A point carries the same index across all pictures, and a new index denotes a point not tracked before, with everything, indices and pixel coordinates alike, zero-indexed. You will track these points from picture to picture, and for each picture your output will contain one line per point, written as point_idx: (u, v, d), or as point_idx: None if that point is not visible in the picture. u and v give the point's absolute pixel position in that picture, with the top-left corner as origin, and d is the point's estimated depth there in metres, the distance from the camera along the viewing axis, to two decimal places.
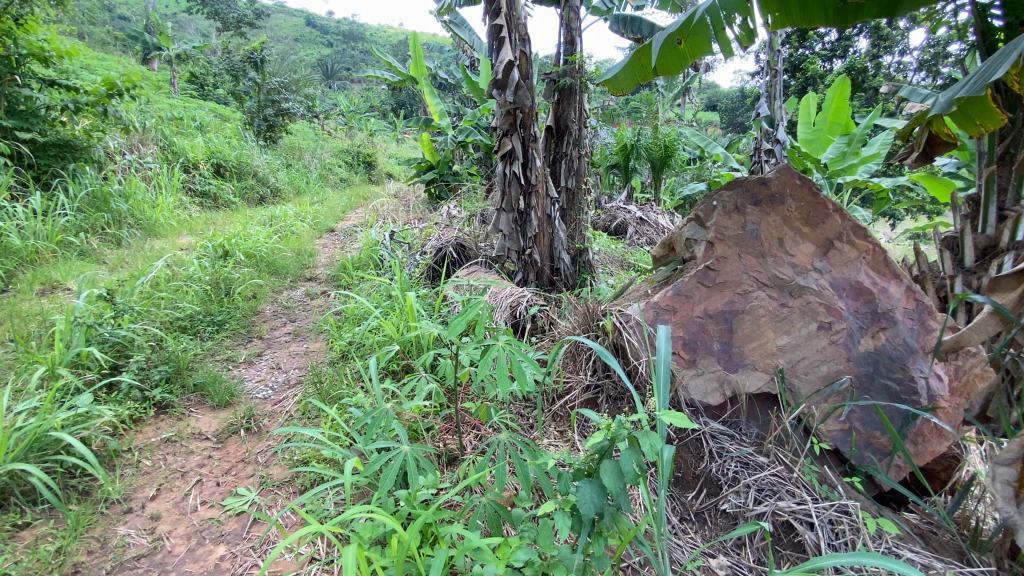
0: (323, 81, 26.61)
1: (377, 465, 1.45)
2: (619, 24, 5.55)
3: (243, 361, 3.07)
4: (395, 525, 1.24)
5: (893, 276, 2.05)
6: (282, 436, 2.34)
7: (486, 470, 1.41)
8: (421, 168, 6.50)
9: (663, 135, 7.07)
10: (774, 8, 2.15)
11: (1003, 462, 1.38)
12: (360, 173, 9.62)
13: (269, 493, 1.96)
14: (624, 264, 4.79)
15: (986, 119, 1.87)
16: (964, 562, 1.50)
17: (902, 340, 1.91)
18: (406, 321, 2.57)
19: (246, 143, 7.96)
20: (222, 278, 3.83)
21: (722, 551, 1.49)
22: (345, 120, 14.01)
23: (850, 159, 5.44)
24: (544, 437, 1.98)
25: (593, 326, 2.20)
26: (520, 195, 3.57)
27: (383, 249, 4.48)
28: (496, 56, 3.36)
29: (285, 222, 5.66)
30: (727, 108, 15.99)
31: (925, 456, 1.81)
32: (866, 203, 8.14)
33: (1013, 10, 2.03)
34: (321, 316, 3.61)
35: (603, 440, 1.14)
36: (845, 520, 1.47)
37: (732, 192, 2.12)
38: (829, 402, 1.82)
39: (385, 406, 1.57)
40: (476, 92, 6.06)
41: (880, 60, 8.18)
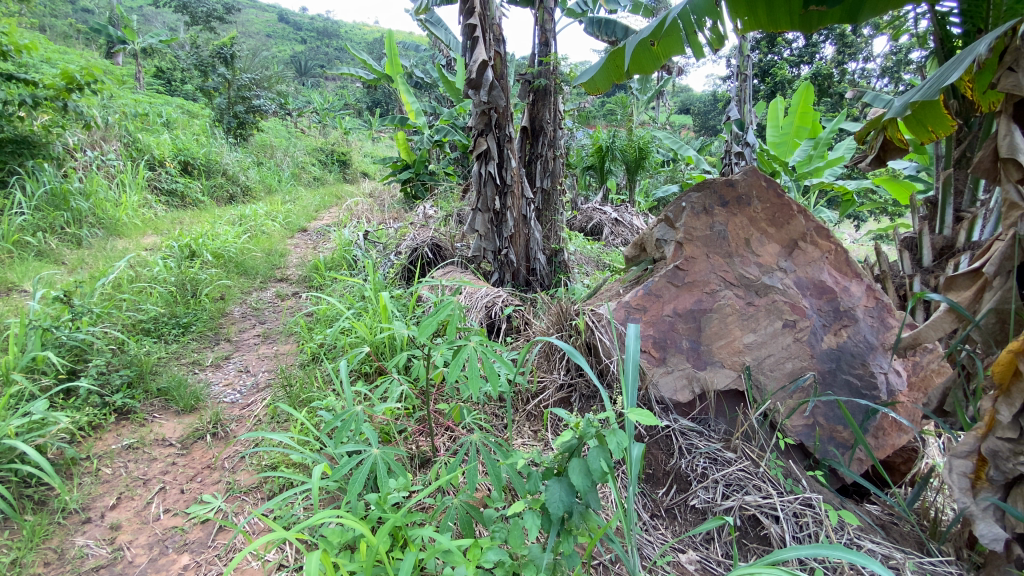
0: (295, 78, 26.11)
1: (346, 468, 1.42)
2: (593, 27, 5.60)
3: (210, 364, 2.98)
4: (363, 530, 1.22)
5: (855, 275, 2.11)
6: (249, 441, 2.28)
7: (458, 471, 1.40)
8: (396, 167, 6.44)
9: (637, 137, 7.18)
10: (742, 13, 2.18)
11: (959, 454, 1.44)
12: (334, 172, 9.48)
13: (236, 500, 1.90)
14: (600, 264, 4.84)
15: (938, 125, 1.99)
16: (923, 553, 1.56)
17: (863, 337, 1.98)
18: (379, 322, 2.54)
19: (215, 141, 7.74)
20: (189, 278, 3.72)
21: (691, 546, 1.52)
22: (319, 119, 13.80)
23: (816, 162, 5.50)
24: (517, 438, 1.97)
25: (567, 326, 2.20)
26: (496, 195, 3.57)
27: (357, 249, 4.42)
28: (470, 55, 3.34)
29: (256, 222, 5.51)
30: (701, 112, 16.29)
31: (885, 449, 1.87)
32: (831, 204, 8.41)
33: (969, 17, 2.09)
34: (291, 317, 3.54)
35: (571, 439, 1.14)
36: (808, 512, 1.52)
37: (701, 193, 2.16)
38: (794, 398, 1.88)
39: (355, 407, 1.55)
40: (452, 91, 6.04)
41: (845, 66, 8.48)
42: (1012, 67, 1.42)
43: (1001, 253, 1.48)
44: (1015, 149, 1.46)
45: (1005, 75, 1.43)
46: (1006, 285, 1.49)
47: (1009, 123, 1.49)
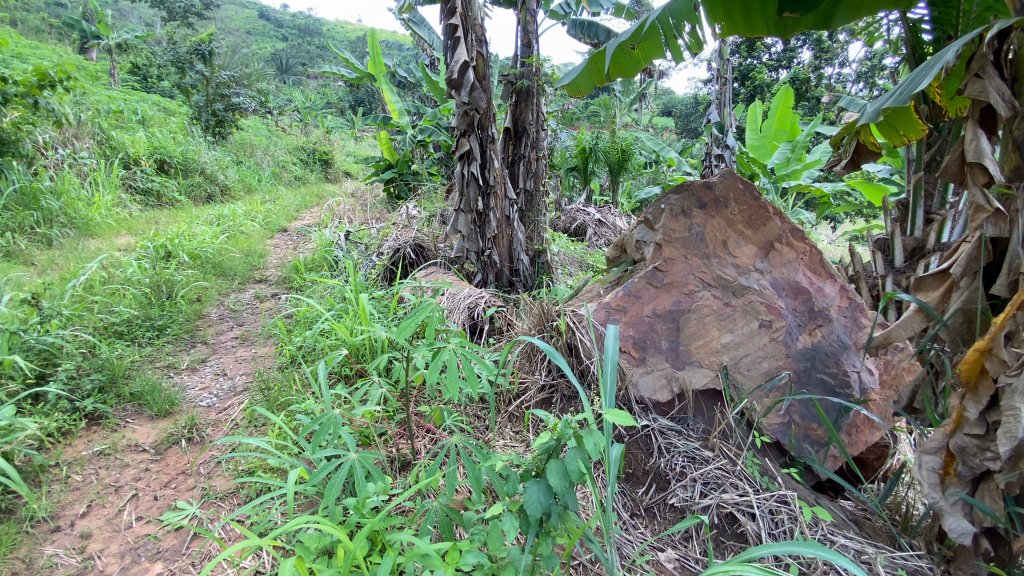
0: (275, 76, 25.73)
1: (323, 473, 1.40)
2: (576, 29, 5.67)
3: (185, 367, 2.92)
4: (340, 535, 1.20)
5: (829, 276, 2.16)
6: (226, 445, 2.23)
7: (437, 473, 1.39)
8: (379, 167, 6.39)
9: (620, 139, 7.23)
10: (720, 18, 2.21)
11: (929, 450, 1.48)
12: (316, 171, 9.36)
13: (211, 506, 1.86)
14: (583, 265, 4.87)
15: (910, 130, 2.05)
16: (895, 547, 1.60)
17: (837, 336, 2.02)
18: (359, 324, 2.52)
19: (193, 139, 7.59)
20: (165, 280, 3.64)
21: (670, 544, 1.53)
22: (301, 117, 13.63)
23: (794, 165, 5.61)
24: (499, 439, 1.97)
25: (548, 327, 2.21)
26: (478, 196, 3.56)
27: (338, 250, 4.37)
28: (451, 55, 3.32)
29: (234, 221, 5.41)
30: (682, 114, 16.47)
31: (858, 446, 1.92)
32: (809, 206, 8.58)
33: (940, 24, 2.14)
34: (270, 320, 3.48)
35: (550, 440, 1.15)
36: (783, 509, 1.55)
37: (679, 196, 2.18)
38: (770, 396, 1.91)
39: (334, 411, 1.53)
40: (435, 91, 6.01)
41: (822, 71, 8.67)
42: (978, 73, 1.45)
43: (968, 254, 1.53)
44: (981, 153, 1.49)
45: (971, 81, 1.46)
46: (972, 285, 1.54)
47: (976, 128, 1.53)
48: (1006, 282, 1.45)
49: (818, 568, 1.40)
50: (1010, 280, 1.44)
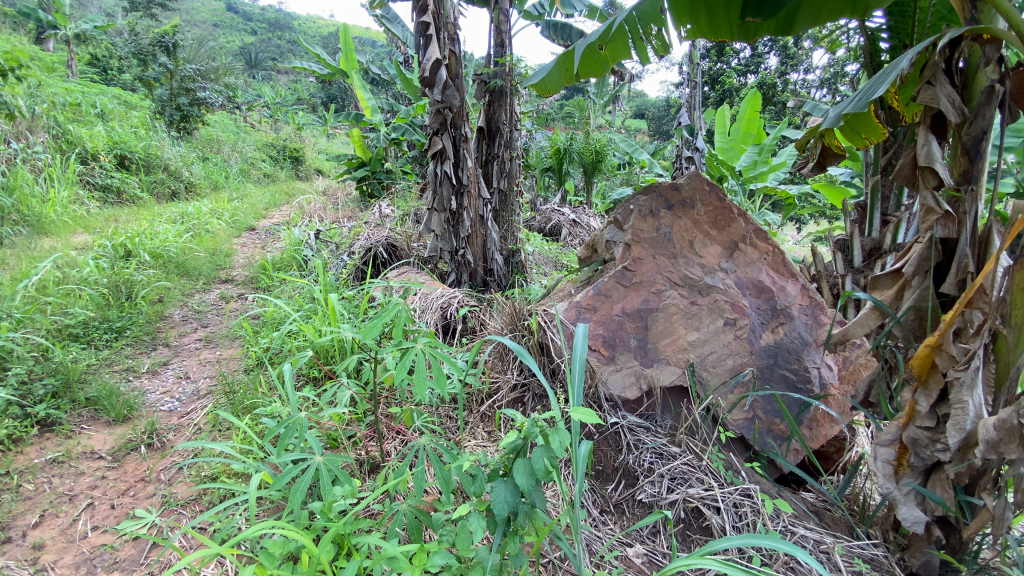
0: (244, 70, 25.07)
1: (287, 477, 1.37)
2: (550, 30, 5.69)
3: (145, 370, 2.81)
4: (305, 540, 1.18)
5: (791, 276, 2.22)
6: (188, 451, 2.16)
7: (405, 476, 1.37)
8: (351, 165, 6.29)
9: (594, 140, 7.30)
10: (686, 20, 2.25)
11: (883, 442, 1.54)
12: (287, 168, 9.16)
13: (172, 513, 1.79)
14: (558, 265, 4.90)
15: (870, 133, 2.08)
16: (852, 536, 1.66)
17: (798, 334, 2.08)
18: (328, 324, 2.47)
19: (156, 134, 7.33)
20: (124, 280, 3.50)
21: (638, 539, 1.56)
22: (271, 113, 13.33)
23: (761, 167, 5.70)
24: (470, 439, 1.96)
25: (520, 326, 2.21)
26: (452, 195, 3.54)
27: (308, 249, 4.28)
28: (423, 53, 3.29)
29: (199, 220, 5.25)
30: (655, 116, 16.74)
31: (818, 439, 1.98)
32: (776, 207, 8.81)
33: (896, 33, 2.18)
34: (236, 321, 3.39)
35: (517, 439, 1.15)
36: (747, 502, 1.59)
37: (647, 197, 2.23)
38: (734, 393, 1.96)
39: (299, 414, 1.49)
40: (409, 89, 5.96)
41: (788, 76, 8.93)
42: (931, 80, 1.51)
43: (919, 254, 1.60)
44: (932, 158, 1.56)
45: (924, 89, 1.52)
46: (923, 284, 1.61)
47: (927, 133, 1.59)
48: (954, 281, 1.52)
49: (779, 559, 1.45)
50: (957, 279, 1.52)
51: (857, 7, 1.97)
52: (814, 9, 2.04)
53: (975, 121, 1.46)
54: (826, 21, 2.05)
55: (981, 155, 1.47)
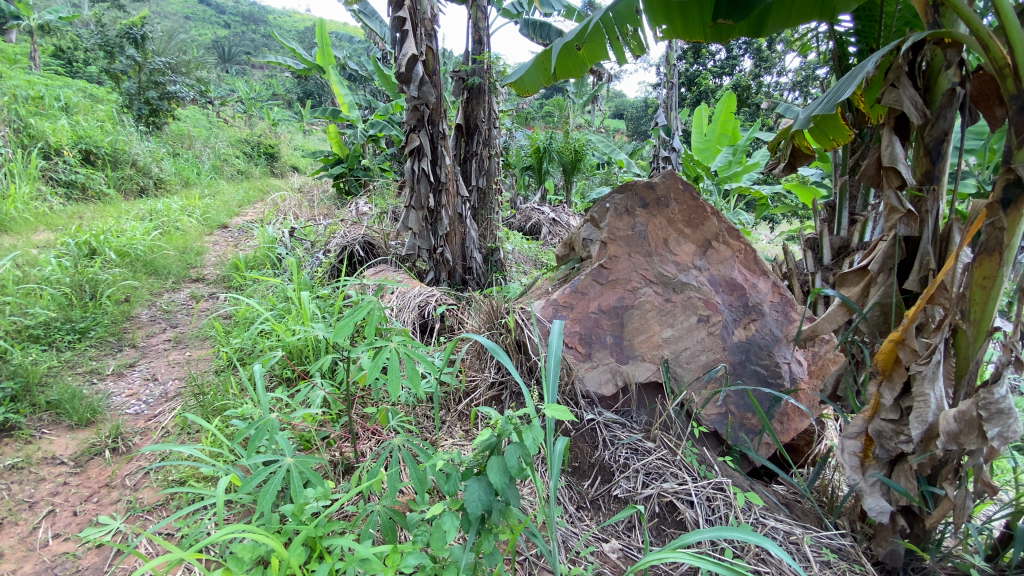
0: (216, 64, 24.44)
1: (256, 480, 1.33)
2: (528, 29, 5.69)
3: (111, 372, 2.72)
4: (275, 543, 1.15)
5: (762, 273, 2.27)
6: (155, 454, 2.10)
7: (379, 476, 1.35)
8: (328, 161, 6.18)
9: (573, 140, 7.34)
10: (661, 20, 2.26)
11: (850, 435, 1.59)
12: (261, 165, 8.96)
13: (138, 519, 1.73)
14: (537, 263, 4.91)
15: (837, 134, 2.12)
16: (821, 527, 1.71)
17: (769, 330, 2.13)
18: (301, 324, 2.43)
19: (123, 128, 7.09)
20: (87, 278, 3.37)
21: (614, 535, 1.57)
22: (245, 109, 13.04)
23: (735, 168, 5.72)
24: (447, 438, 1.95)
25: (497, 324, 2.21)
26: (430, 193, 3.51)
27: (282, 248, 4.19)
28: (399, 48, 3.25)
29: (168, 217, 5.10)
30: (633, 117, 16.93)
31: (789, 433, 2.03)
32: (750, 207, 8.99)
33: (863, 37, 2.23)
34: (207, 320, 3.30)
35: (491, 436, 1.14)
36: (719, 496, 1.62)
37: (623, 196, 2.25)
38: (708, 388, 1.99)
39: (270, 415, 1.46)
40: (387, 85, 5.89)
41: (761, 79, 9.13)
42: (894, 83, 1.55)
43: (884, 252, 1.64)
44: (895, 159, 1.60)
45: (887, 91, 1.56)
46: (888, 281, 1.66)
47: (890, 135, 1.63)
48: (917, 278, 1.57)
49: (750, 551, 1.48)
50: (920, 276, 1.57)
51: (826, 10, 2.00)
52: (784, 11, 2.08)
53: (936, 122, 1.51)
54: (796, 24, 2.09)
55: (942, 156, 1.52)
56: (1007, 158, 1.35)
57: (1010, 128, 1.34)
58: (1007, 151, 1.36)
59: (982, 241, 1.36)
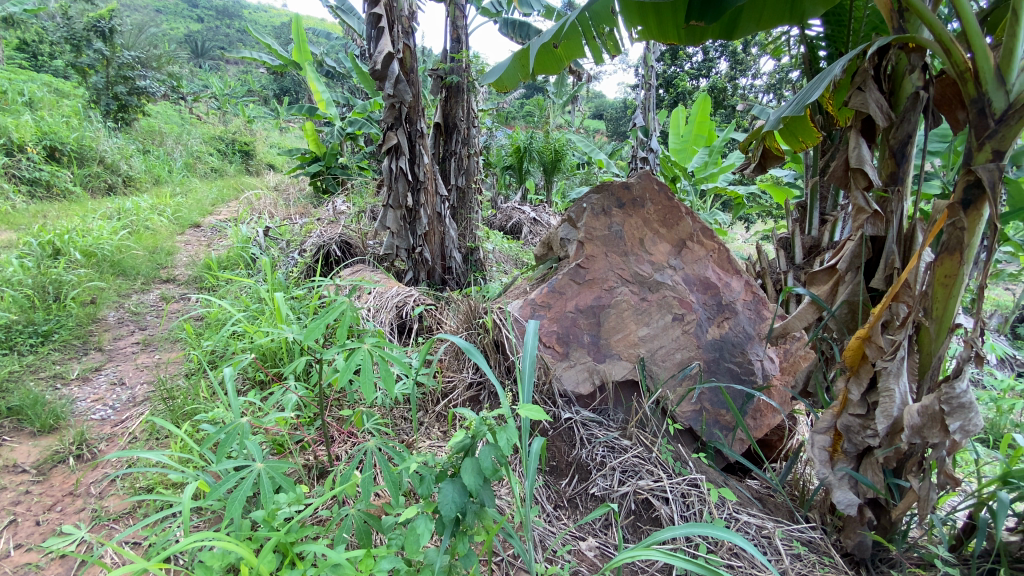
0: (189, 59, 23.80)
1: (225, 487, 1.30)
2: (508, 28, 5.67)
3: (75, 377, 2.63)
4: (244, 551, 1.12)
5: (735, 272, 2.31)
6: (122, 461, 2.04)
7: (353, 479, 1.32)
8: (304, 159, 6.08)
9: (553, 139, 7.36)
10: (637, 21, 2.29)
11: (820, 430, 1.62)
12: (236, 162, 8.78)
13: (103, 528, 1.67)
14: (518, 262, 4.92)
15: (807, 136, 2.17)
16: (792, 520, 1.75)
17: (742, 328, 2.16)
18: (274, 325, 2.38)
19: (90, 124, 6.86)
20: (51, 280, 3.25)
21: (591, 534, 1.58)
22: (219, 105, 12.76)
23: (711, 169, 5.78)
24: (424, 440, 1.93)
25: (475, 324, 2.20)
26: (408, 191, 3.47)
27: (256, 247, 4.11)
28: (374, 45, 3.21)
29: (138, 216, 4.96)
30: (613, 117, 17.07)
31: (762, 429, 2.07)
32: (727, 207, 9.15)
33: (833, 41, 2.27)
34: (177, 322, 3.22)
35: (465, 438, 1.14)
36: (694, 492, 1.65)
37: (599, 196, 2.27)
38: (683, 385, 2.02)
39: (240, 419, 1.43)
40: (365, 83, 5.82)
41: (737, 81, 9.30)
42: (861, 86, 1.59)
43: (851, 251, 1.68)
44: (862, 160, 1.64)
45: (855, 94, 1.60)
46: (855, 279, 1.70)
47: (857, 137, 1.67)
48: (882, 276, 1.62)
49: (724, 546, 1.51)
50: (885, 275, 1.61)
51: (795, 13, 2.04)
52: (756, 14, 2.11)
53: (901, 125, 1.55)
54: (768, 28, 2.13)
55: (906, 158, 1.56)
56: (966, 160, 1.40)
57: (970, 131, 1.39)
58: (966, 154, 1.41)
59: (944, 240, 1.40)
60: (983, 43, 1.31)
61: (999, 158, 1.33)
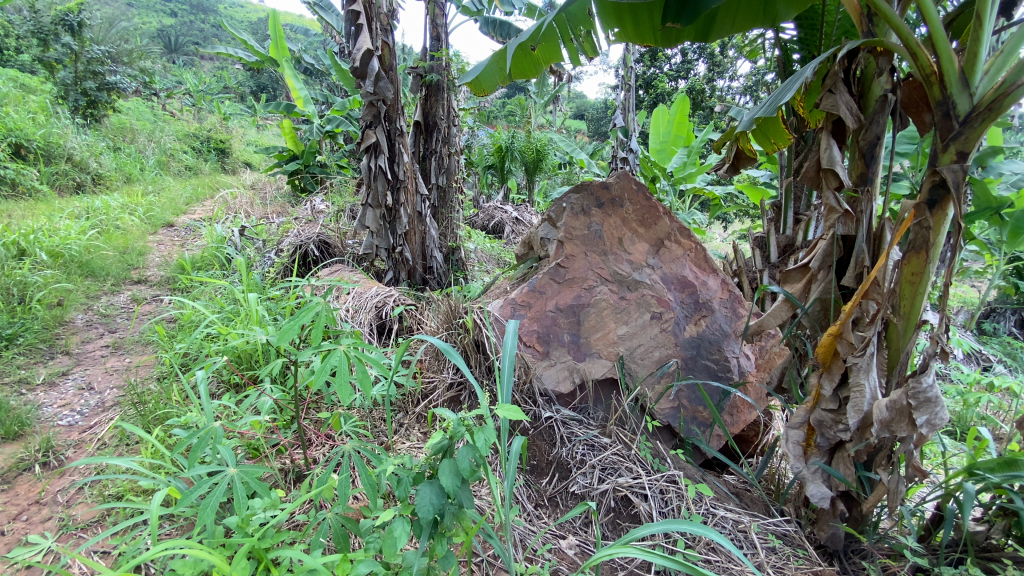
0: (162, 53, 23.12)
1: (196, 493, 1.26)
2: (488, 27, 5.66)
3: (41, 382, 2.54)
4: (215, 558, 1.09)
5: (712, 271, 2.34)
6: (90, 468, 1.98)
7: (329, 483, 1.30)
8: (282, 157, 5.97)
9: (535, 139, 7.37)
10: (614, 23, 2.31)
11: (794, 425, 1.65)
12: (211, 160, 8.59)
13: (70, 537, 1.62)
14: (500, 262, 4.92)
15: (779, 138, 2.21)
16: (769, 514, 1.78)
17: (719, 326, 2.20)
18: (250, 326, 2.34)
19: (57, 120, 6.64)
20: (15, 281, 3.14)
21: (572, 532, 1.59)
22: (193, 101, 12.46)
23: (689, 169, 5.86)
24: (404, 442, 1.92)
25: (455, 324, 2.19)
26: (388, 190, 3.44)
27: (231, 247, 4.03)
28: (353, 42, 3.17)
29: (108, 215, 4.82)
30: (594, 117, 17.17)
31: (738, 424, 2.10)
32: (705, 207, 9.30)
33: (806, 44, 2.31)
34: (148, 325, 3.13)
35: (443, 439, 1.13)
36: (672, 488, 1.67)
37: (579, 195, 2.29)
38: (661, 383, 2.04)
39: (214, 423, 1.39)
40: (344, 80, 5.75)
41: (715, 82, 9.47)
42: (832, 88, 1.62)
43: (823, 250, 1.72)
44: (833, 161, 1.68)
45: (826, 96, 1.63)
46: (827, 277, 1.73)
47: (828, 138, 1.70)
48: (853, 274, 1.65)
49: (702, 542, 1.54)
50: (855, 273, 1.65)
51: (769, 16, 2.07)
52: (730, 17, 2.14)
53: (870, 127, 1.59)
54: (743, 30, 2.16)
55: (875, 160, 1.60)
56: (932, 161, 1.44)
57: (935, 133, 1.43)
58: (931, 156, 1.45)
59: (911, 239, 1.44)
60: (948, 48, 1.35)
61: (963, 159, 1.37)
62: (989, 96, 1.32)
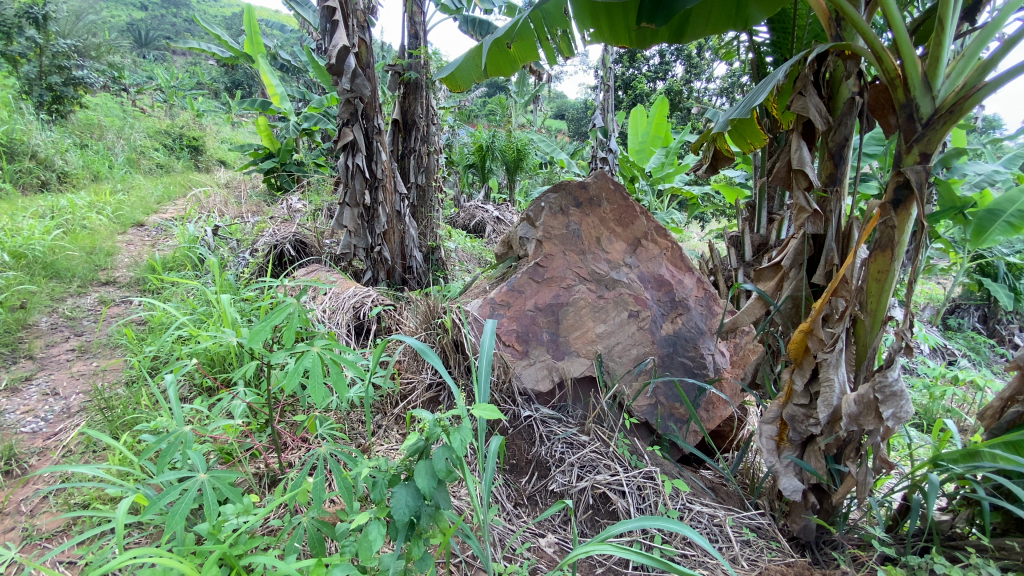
0: (132, 48, 22.46)
1: (163, 500, 1.22)
2: (468, 25, 5.61)
3: (2, 388, 2.45)
4: (184, 566, 1.06)
5: (687, 269, 2.38)
6: (56, 476, 1.91)
7: (304, 486, 1.28)
8: (257, 155, 5.84)
9: (515, 139, 7.38)
10: (590, 24, 2.33)
11: (768, 420, 1.69)
12: (184, 158, 8.38)
13: (33, 548, 1.56)
14: (480, 261, 4.91)
15: (754, 138, 2.25)
16: (744, 508, 1.81)
17: (694, 323, 2.24)
18: (223, 328, 2.28)
19: (20, 116, 6.39)
20: None
21: (551, 530, 1.60)
22: (165, 97, 12.12)
23: (667, 169, 5.89)
24: (382, 444, 1.90)
25: (434, 324, 2.18)
26: (365, 189, 3.40)
27: (204, 247, 3.93)
28: (328, 39, 3.10)
29: (74, 214, 4.66)
30: (574, 117, 17.28)
31: (714, 420, 2.14)
32: (683, 207, 9.43)
33: (778, 48, 2.36)
34: (117, 327, 3.04)
35: (419, 440, 1.12)
36: (649, 484, 1.69)
37: (557, 195, 2.30)
38: (639, 380, 2.07)
39: (183, 427, 1.35)
40: (322, 77, 5.65)
41: (692, 84, 9.63)
42: (802, 91, 1.65)
43: (794, 249, 1.75)
44: (803, 162, 1.71)
45: (796, 99, 1.66)
46: (798, 276, 1.77)
47: (798, 140, 1.74)
48: (823, 272, 1.70)
49: (677, 537, 1.57)
50: (825, 271, 1.70)
51: (742, 19, 2.10)
52: (704, 19, 2.18)
53: (839, 129, 1.64)
54: (718, 31, 2.19)
55: (844, 160, 1.64)
56: (896, 162, 1.48)
57: (900, 135, 1.47)
58: (896, 157, 1.49)
59: (877, 238, 1.48)
60: (912, 52, 1.38)
61: (926, 160, 1.41)
62: (950, 100, 1.36)
